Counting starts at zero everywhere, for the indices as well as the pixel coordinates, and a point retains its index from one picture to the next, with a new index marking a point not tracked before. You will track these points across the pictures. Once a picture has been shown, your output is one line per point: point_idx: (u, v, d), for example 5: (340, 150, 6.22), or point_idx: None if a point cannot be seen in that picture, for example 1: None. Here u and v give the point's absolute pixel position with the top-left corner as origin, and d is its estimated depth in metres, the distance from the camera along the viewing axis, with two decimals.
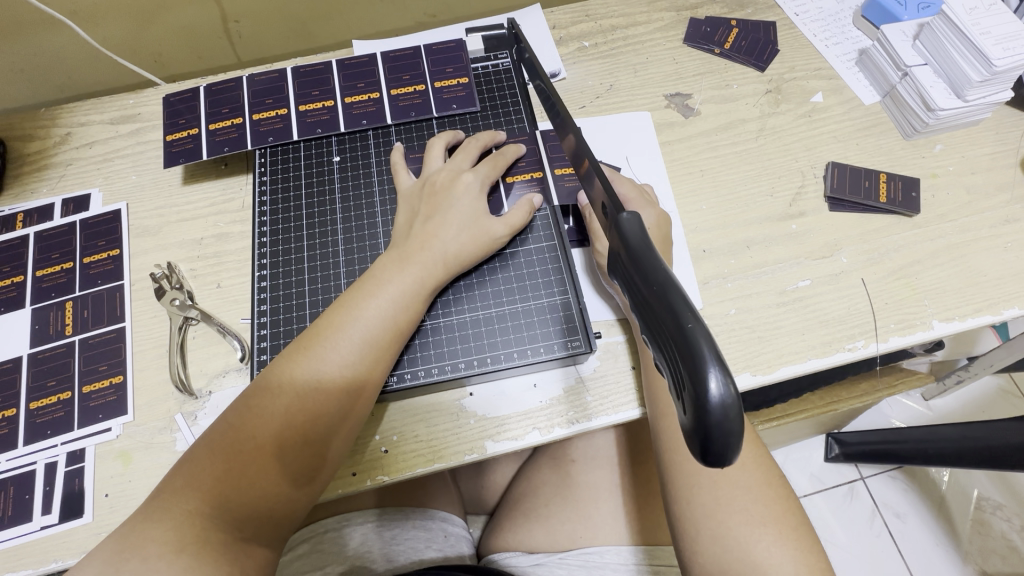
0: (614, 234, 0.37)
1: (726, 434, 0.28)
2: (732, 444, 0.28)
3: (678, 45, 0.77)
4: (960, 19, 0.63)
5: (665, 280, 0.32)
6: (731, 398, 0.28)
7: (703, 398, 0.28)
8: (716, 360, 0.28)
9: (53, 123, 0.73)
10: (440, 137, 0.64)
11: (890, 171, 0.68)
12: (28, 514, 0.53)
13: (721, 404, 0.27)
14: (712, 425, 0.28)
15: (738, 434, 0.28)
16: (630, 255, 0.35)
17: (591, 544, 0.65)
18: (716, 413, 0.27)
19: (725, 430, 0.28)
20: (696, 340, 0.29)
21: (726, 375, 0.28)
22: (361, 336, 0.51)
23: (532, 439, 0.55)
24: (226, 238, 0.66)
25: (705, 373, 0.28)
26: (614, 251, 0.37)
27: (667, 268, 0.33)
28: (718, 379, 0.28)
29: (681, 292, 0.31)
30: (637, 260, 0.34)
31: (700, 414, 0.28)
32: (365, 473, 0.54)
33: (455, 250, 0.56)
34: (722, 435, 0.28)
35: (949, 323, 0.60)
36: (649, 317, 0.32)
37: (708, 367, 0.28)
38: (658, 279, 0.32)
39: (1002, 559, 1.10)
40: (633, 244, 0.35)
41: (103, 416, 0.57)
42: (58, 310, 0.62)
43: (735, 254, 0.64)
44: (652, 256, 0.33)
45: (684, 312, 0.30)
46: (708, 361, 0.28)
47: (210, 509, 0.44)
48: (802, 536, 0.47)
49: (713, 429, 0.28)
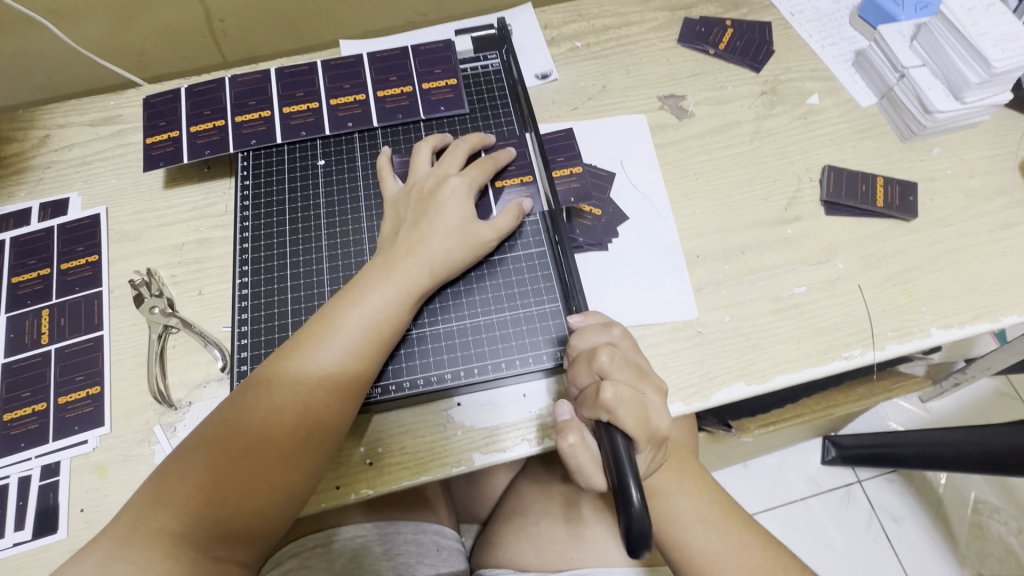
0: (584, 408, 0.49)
1: (643, 531, 0.40)
2: (641, 543, 0.41)
3: (672, 45, 0.76)
4: (958, 20, 0.62)
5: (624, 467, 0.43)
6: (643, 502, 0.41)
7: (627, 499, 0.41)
8: (635, 477, 0.42)
9: (32, 125, 0.71)
10: (428, 140, 0.62)
11: (888, 175, 0.66)
12: (0, 530, 0.52)
13: (638, 511, 0.40)
14: (631, 519, 0.40)
15: (648, 536, 0.41)
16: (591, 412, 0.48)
17: (583, 565, 0.63)
18: (634, 516, 0.40)
19: (640, 535, 0.40)
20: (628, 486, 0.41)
21: (641, 488, 0.41)
22: (342, 347, 0.49)
23: (520, 450, 0.54)
24: (208, 243, 0.64)
25: (627, 481, 0.41)
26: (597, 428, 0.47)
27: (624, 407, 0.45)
28: (636, 491, 0.41)
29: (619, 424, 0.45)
30: None
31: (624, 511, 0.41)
32: (349, 486, 0.53)
33: (441, 258, 0.54)
34: (638, 535, 0.40)
35: (948, 330, 0.59)
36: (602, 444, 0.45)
37: (629, 479, 0.41)
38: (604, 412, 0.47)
39: (1000, 563, 1.09)
40: None
41: (79, 428, 0.55)
42: (34, 318, 0.60)
43: (729, 260, 0.62)
44: None
45: (623, 461, 0.43)
46: (630, 474, 0.42)
47: (183, 527, 0.43)
48: None
49: (631, 525, 0.40)
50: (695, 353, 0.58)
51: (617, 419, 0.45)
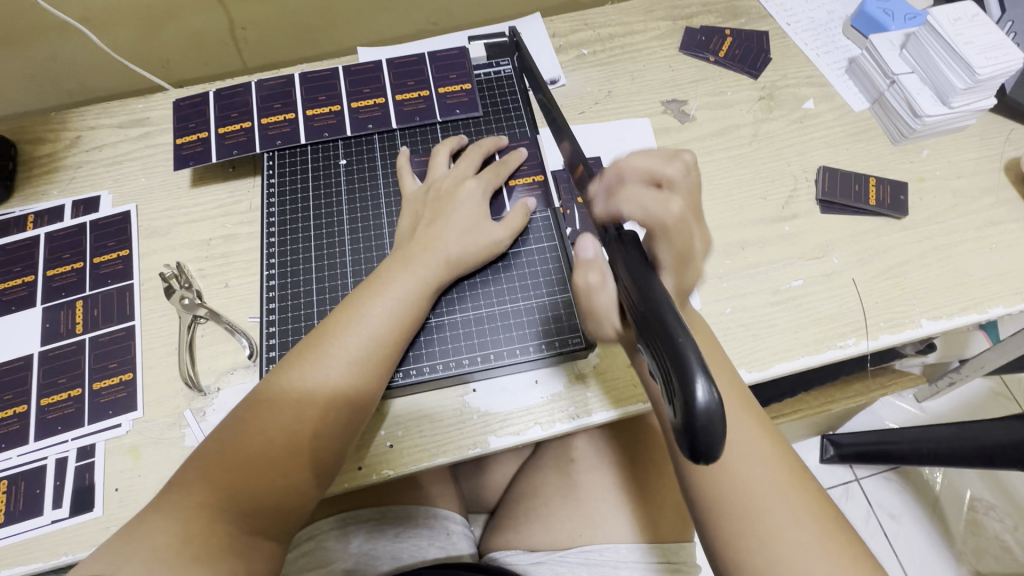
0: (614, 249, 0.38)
1: (711, 431, 0.29)
2: (713, 447, 0.29)
3: (674, 53, 0.80)
4: (944, 30, 0.66)
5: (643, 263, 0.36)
6: (713, 401, 0.29)
7: (691, 400, 0.29)
8: (703, 366, 0.29)
9: (64, 126, 0.75)
10: (445, 143, 0.66)
11: (880, 175, 0.70)
12: (39, 508, 0.54)
13: (707, 406, 0.29)
14: (697, 426, 0.29)
15: (722, 437, 0.29)
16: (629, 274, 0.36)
17: (591, 542, 0.66)
18: (701, 413, 0.29)
19: (710, 432, 0.29)
20: (687, 353, 0.30)
21: (710, 380, 0.29)
22: (368, 333, 0.52)
23: (533, 434, 0.57)
24: (234, 239, 0.67)
25: (693, 382, 0.29)
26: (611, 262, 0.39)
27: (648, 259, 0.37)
28: (705, 387, 0.29)
29: (675, 312, 0.32)
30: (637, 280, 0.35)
31: (687, 413, 0.29)
32: (371, 468, 0.56)
33: (459, 251, 0.58)
34: (707, 437, 0.29)
35: (937, 322, 0.62)
36: (643, 326, 0.33)
37: (695, 374, 0.29)
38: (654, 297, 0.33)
39: (995, 559, 1.11)
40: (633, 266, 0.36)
41: (113, 412, 0.58)
42: (68, 309, 0.63)
43: (731, 255, 0.65)
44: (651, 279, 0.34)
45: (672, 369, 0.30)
46: (696, 371, 0.29)
47: (220, 501, 0.45)
48: None
49: (697, 431, 0.29)
50: None
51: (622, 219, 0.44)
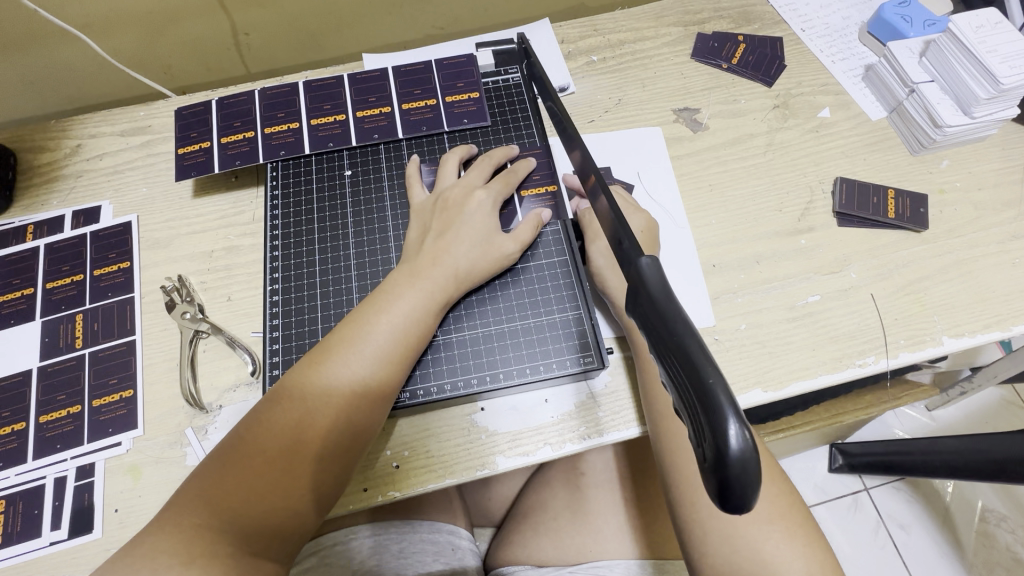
0: (632, 276, 0.36)
1: (745, 481, 0.28)
2: (748, 494, 0.28)
3: (686, 60, 0.78)
4: (966, 37, 0.64)
5: (667, 295, 0.34)
6: (745, 446, 0.27)
7: (723, 446, 0.27)
8: (735, 407, 0.28)
9: (64, 135, 0.73)
10: (453, 152, 0.64)
11: (898, 187, 0.68)
12: (37, 529, 0.53)
13: (740, 453, 0.27)
14: (731, 474, 0.27)
15: (757, 483, 0.28)
16: (649, 300, 0.34)
17: (600, 557, 0.65)
18: (735, 461, 0.27)
19: (744, 482, 0.27)
20: (717, 397, 0.28)
21: (743, 421, 0.28)
22: (374, 351, 0.51)
23: (543, 454, 0.55)
24: (237, 251, 0.66)
25: (724, 424, 0.28)
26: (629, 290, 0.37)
27: (669, 286, 0.34)
28: (737, 429, 0.28)
29: (701, 344, 0.30)
30: (657, 305, 0.33)
31: (719, 459, 0.28)
32: (376, 488, 0.54)
33: (467, 266, 0.56)
34: (740, 481, 0.28)
35: (959, 339, 0.60)
36: (666, 358, 0.32)
37: (727, 416, 0.28)
38: (678, 329, 0.32)
39: (1008, 572, 1.09)
40: (653, 289, 0.34)
41: (113, 430, 0.57)
42: (68, 323, 0.62)
43: (745, 269, 0.64)
44: (673, 303, 0.33)
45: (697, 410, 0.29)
46: (728, 411, 0.28)
47: (220, 522, 0.44)
48: (810, 539, 0.47)
49: (732, 480, 0.27)
50: None
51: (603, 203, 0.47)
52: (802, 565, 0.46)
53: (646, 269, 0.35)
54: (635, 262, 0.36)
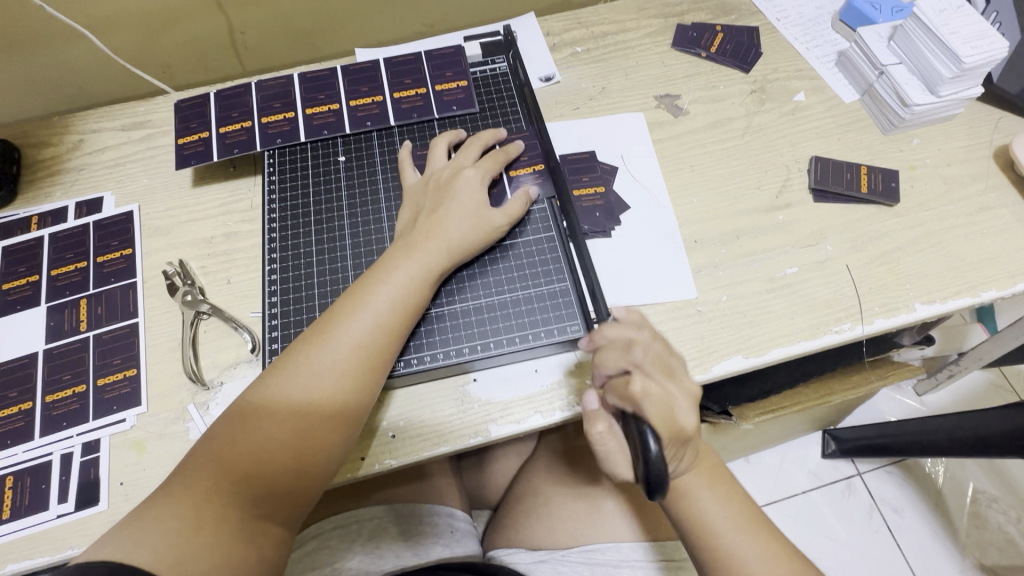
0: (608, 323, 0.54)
1: (661, 480, 0.44)
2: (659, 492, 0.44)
3: (666, 49, 0.81)
4: (931, 21, 0.67)
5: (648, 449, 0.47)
6: (661, 449, 0.45)
7: (646, 449, 0.45)
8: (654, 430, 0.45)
9: (67, 130, 0.76)
10: (444, 136, 0.67)
11: (871, 164, 0.71)
12: (45, 502, 0.55)
13: (659, 459, 0.44)
14: (653, 471, 0.44)
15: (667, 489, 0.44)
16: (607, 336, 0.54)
17: (591, 541, 0.67)
18: (656, 466, 0.44)
19: (659, 481, 0.44)
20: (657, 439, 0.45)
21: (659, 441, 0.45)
22: (372, 319, 0.53)
23: (534, 422, 0.58)
24: (235, 236, 0.68)
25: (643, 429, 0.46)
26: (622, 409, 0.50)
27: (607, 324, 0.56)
28: (654, 440, 0.45)
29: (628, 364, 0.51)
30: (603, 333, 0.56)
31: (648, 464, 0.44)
32: (374, 457, 0.56)
33: (457, 239, 0.58)
34: (656, 479, 0.44)
35: (931, 306, 0.63)
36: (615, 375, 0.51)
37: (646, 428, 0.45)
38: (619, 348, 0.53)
39: (999, 551, 1.11)
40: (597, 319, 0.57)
41: (118, 407, 0.59)
42: (72, 308, 0.64)
43: (725, 244, 0.66)
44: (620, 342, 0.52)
45: (650, 449, 0.44)
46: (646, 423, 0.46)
47: (231, 485, 0.46)
48: None
49: (651, 475, 0.44)
50: (696, 329, 0.62)
51: (642, 411, 0.48)
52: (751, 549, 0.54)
53: None
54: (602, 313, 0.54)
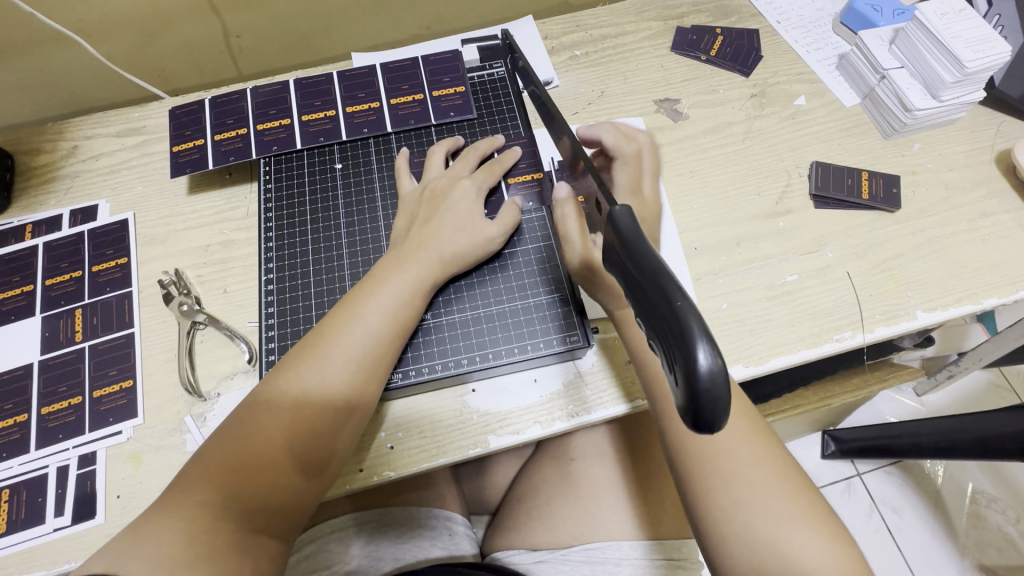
0: (609, 227, 0.38)
1: (715, 399, 0.28)
2: (719, 415, 0.28)
3: (665, 53, 0.80)
4: (932, 25, 0.66)
5: (637, 235, 0.35)
6: (719, 364, 0.28)
7: (692, 370, 0.28)
8: (705, 332, 0.28)
9: (61, 136, 0.75)
10: (441, 144, 0.67)
11: (872, 169, 0.71)
12: (41, 516, 0.54)
13: (709, 371, 0.27)
14: (701, 391, 0.28)
15: (728, 404, 0.28)
16: (621, 243, 0.36)
17: (592, 539, 0.67)
18: (704, 377, 0.27)
19: (714, 403, 0.28)
20: (666, 280, 0.31)
21: (714, 348, 0.28)
22: (364, 332, 0.52)
23: (533, 432, 0.57)
24: (232, 245, 0.67)
25: (693, 346, 0.28)
26: (608, 242, 0.38)
27: (640, 230, 0.35)
28: (707, 351, 0.28)
29: (670, 277, 0.31)
30: (628, 245, 0.35)
31: (689, 378, 0.28)
32: (372, 469, 0.56)
33: (453, 250, 0.58)
34: (710, 402, 0.28)
35: (933, 313, 0.62)
36: (639, 297, 0.33)
37: (696, 340, 0.28)
38: (650, 264, 0.32)
39: (998, 551, 1.11)
40: (624, 232, 0.35)
41: (114, 419, 0.58)
42: (67, 318, 0.64)
43: (726, 251, 0.66)
44: (641, 242, 0.34)
45: (698, 364, 0.28)
46: (696, 335, 0.28)
47: (221, 500, 0.46)
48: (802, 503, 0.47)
49: (699, 396, 0.28)
50: None
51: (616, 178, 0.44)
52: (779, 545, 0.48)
53: (620, 216, 0.36)
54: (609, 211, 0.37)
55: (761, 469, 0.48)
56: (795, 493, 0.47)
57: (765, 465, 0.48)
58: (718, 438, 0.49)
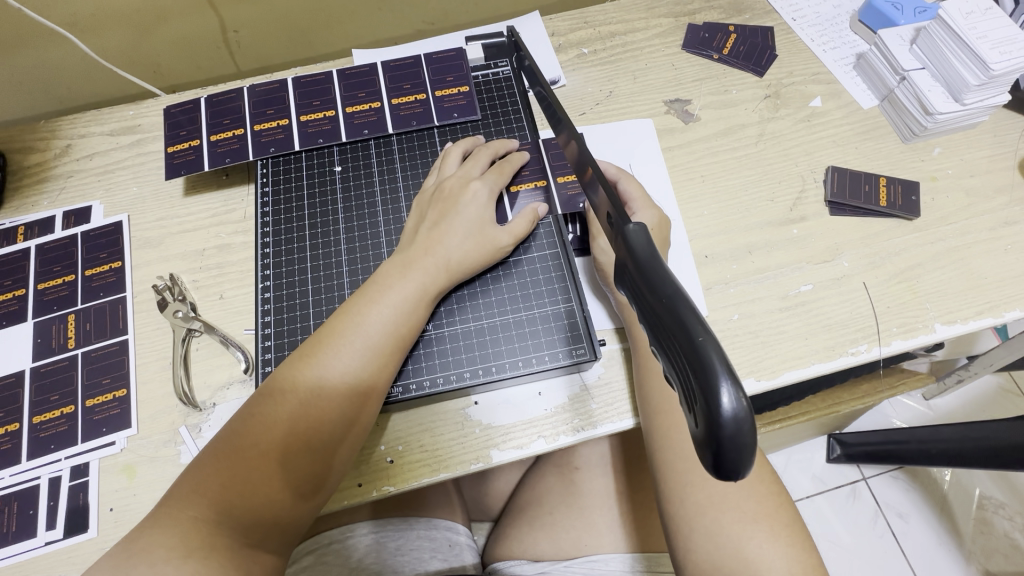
0: (620, 244, 0.36)
1: (740, 442, 0.27)
2: (743, 459, 0.27)
3: (676, 51, 0.78)
4: (956, 24, 0.64)
5: (653, 260, 0.33)
6: (743, 406, 0.27)
7: (716, 412, 0.27)
8: (729, 371, 0.27)
9: (53, 135, 0.73)
10: (457, 145, 0.64)
11: (890, 175, 0.68)
12: (33, 529, 0.53)
13: (734, 416, 0.26)
14: (725, 438, 0.27)
15: (752, 450, 0.27)
16: (635, 265, 0.34)
17: (595, 552, 0.65)
18: (729, 423, 0.26)
19: (739, 446, 0.27)
20: (686, 313, 0.29)
21: (739, 388, 0.27)
22: (364, 343, 0.50)
23: (537, 447, 0.55)
24: (228, 249, 0.65)
25: (717, 386, 0.27)
26: (619, 261, 0.36)
27: (656, 252, 0.34)
28: (730, 392, 0.27)
29: (691, 306, 0.30)
30: (644, 271, 0.33)
31: (712, 424, 0.27)
32: (371, 483, 0.54)
33: (458, 258, 0.56)
34: (735, 445, 0.27)
35: (952, 326, 0.60)
36: (657, 326, 0.31)
37: (720, 379, 0.27)
38: (666, 290, 0.31)
39: (1005, 559, 1.10)
40: (639, 255, 0.34)
41: (107, 429, 0.57)
42: (60, 323, 0.62)
43: (737, 259, 0.64)
44: (659, 267, 0.32)
45: (723, 406, 0.26)
46: (721, 374, 0.27)
47: (217, 515, 0.44)
48: (796, 531, 0.47)
49: (724, 438, 0.27)
50: None
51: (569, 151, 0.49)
52: (787, 565, 0.45)
53: (633, 235, 0.34)
54: (621, 228, 0.35)
55: (774, 548, 0.46)
56: (805, 562, 0.46)
57: (776, 543, 0.46)
58: (730, 523, 0.46)
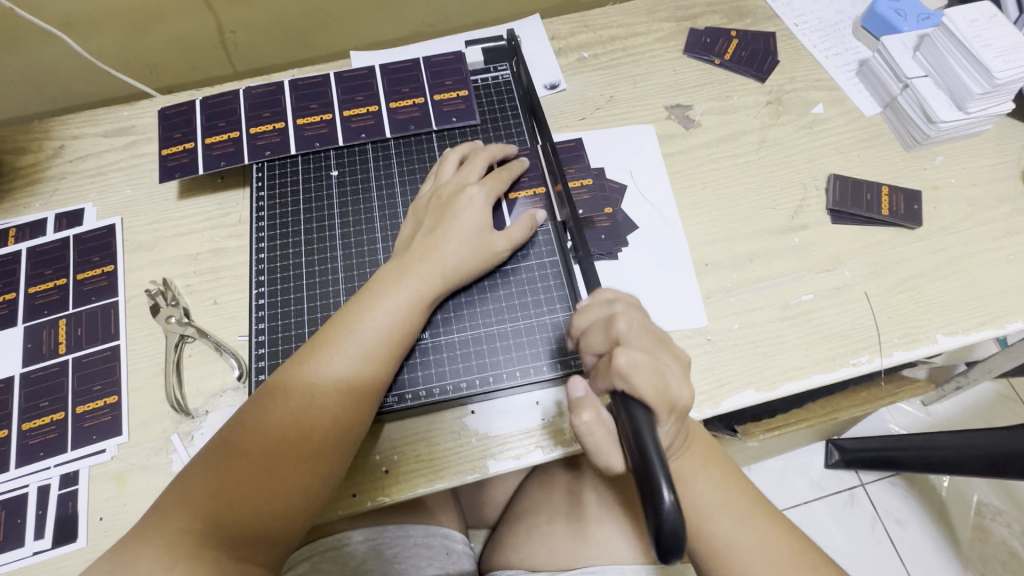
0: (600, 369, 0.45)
1: (676, 536, 0.34)
2: (677, 548, 0.35)
3: (678, 56, 0.77)
4: (960, 32, 0.63)
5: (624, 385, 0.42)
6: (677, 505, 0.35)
7: (658, 509, 0.35)
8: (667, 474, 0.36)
9: (46, 136, 0.72)
10: (455, 150, 0.63)
11: (892, 183, 0.68)
12: (20, 538, 0.52)
13: (671, 515, 0.34)
14: (664, 532, 0.34)
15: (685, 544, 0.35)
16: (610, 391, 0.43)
17: (594, 563, 0.64)
18: (667, 521, 0.34)
19: (675, 538, 0.34)
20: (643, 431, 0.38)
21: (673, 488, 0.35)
22: (357, 350, 0.50)
23: (534, 458, 0.55)
24: (223, 253, 0.65)
25: (659, 489, 0.35)
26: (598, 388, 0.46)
27: None
28: (668, 494, 0.35)
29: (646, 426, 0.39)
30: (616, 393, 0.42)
31: (655, 521, 0.35)
32: (366, 494, 0.53)
33: (455, 265, 0.55)
34: (672, 540, 0.34)
35: (953, 336, 0.60)
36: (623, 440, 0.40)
37: (662, 484, 0.35)
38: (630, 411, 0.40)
39: (1002, 566, 1.09)
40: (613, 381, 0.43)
41: (97, 437, 0.56)
42: (51, 328, 0.61)
43: (737, 268, 0.63)
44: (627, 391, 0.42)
45: (663, 500, 0.35)
46: (662, 480, 0.35)
47: (205, 526, 0.43)
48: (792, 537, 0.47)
49: (663, 531, 0.34)
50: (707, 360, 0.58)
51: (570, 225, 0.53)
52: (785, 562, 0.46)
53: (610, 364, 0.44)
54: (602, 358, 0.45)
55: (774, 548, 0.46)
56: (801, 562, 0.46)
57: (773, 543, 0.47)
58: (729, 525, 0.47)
